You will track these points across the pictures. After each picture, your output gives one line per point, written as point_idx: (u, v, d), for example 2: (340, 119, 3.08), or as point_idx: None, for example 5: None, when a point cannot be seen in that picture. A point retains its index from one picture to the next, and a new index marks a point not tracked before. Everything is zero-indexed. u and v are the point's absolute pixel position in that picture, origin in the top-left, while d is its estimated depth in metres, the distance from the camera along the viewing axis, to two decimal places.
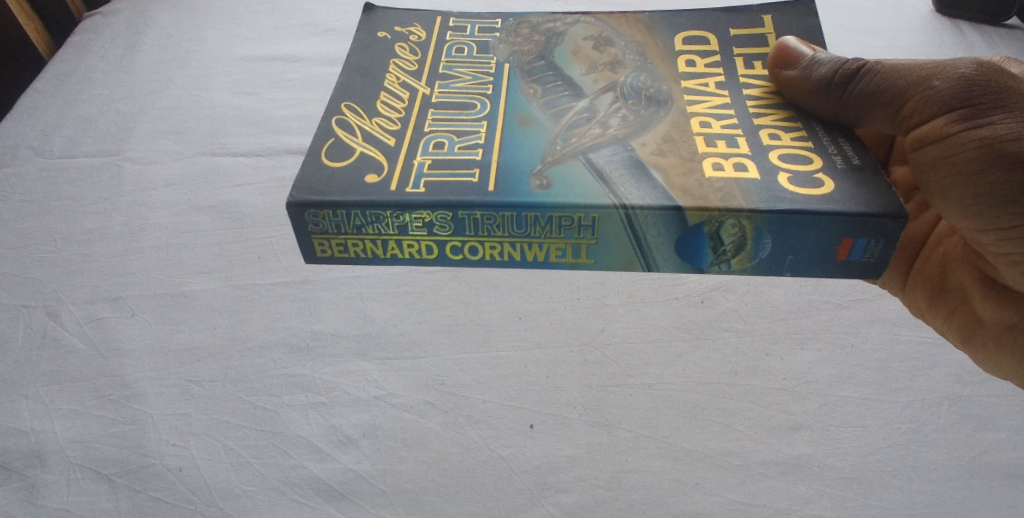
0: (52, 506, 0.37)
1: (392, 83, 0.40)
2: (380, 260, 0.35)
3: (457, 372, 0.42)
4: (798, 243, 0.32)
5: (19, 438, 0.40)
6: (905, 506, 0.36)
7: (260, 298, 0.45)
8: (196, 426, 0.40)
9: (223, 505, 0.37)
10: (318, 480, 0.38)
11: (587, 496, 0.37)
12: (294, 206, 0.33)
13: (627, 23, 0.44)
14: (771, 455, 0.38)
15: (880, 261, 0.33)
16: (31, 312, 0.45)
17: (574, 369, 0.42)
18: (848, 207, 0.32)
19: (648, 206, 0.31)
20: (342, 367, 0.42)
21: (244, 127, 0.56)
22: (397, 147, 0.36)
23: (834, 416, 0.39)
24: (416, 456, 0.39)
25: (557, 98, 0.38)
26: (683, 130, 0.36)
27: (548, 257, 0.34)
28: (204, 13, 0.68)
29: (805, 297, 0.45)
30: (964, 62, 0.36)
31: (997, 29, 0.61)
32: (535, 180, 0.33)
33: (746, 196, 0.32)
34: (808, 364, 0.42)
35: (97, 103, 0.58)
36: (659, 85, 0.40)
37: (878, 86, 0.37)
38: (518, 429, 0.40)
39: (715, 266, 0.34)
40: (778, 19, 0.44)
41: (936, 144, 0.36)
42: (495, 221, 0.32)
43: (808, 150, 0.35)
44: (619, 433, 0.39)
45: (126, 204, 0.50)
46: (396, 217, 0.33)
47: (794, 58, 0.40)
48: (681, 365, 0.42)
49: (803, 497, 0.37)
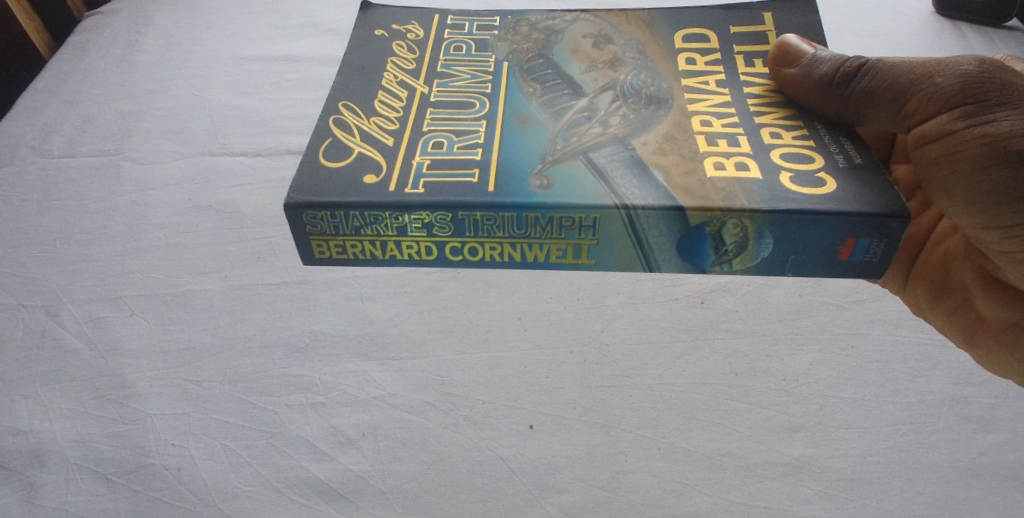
0: (52, 506, 0.37)
1: (390, 82, 0.40)
2: (379, 261, 0.35)
3: (457, 372, 0.42)
4: (800, 243, 0.32)
5: (18, 437, 0.40)
6: (905, 508, 0.36)
7: (260, 298, 0.45)
8: (195, 426, 0.40)
9: (223, 505, 0.37)
10: (317, 481, 0.38)
11: (587, 497, 0.37)
12: (292, 207, 0.32)
13: (626, 20, 0.44)
14: (772, 456, 0.38)
15: (883, 261, 0.33)
16: (30, 311, 0.45)
17: (574, 370, 0.42)
18: (850, 208, 0.31)
19: (649, 206, 0.31)
20: (342, 368, 0.42)
21: (244, 127, 0.56)
22: (396, 147, 0.35)
23: (834, 417, 0.39)
24: (416, 456, 0.39)
25: (557, 97, 0.38)
26: (684, 129, 0.36)
27: (549, 257, 0.34)
28: (204, 13, 0.67)
29: (806, 297, 0.45)
30: (967, 59, 0.35)
31: (997, 31, 0.61)
32: (535, 181, 0.33)
33: (748, 196, 0.32)
34: (809, 366, 0.42)
35: (96, 103, 0.58)
36: (659, 84, 0.39)
37: (879, 85, 0.37)
38: (518, 430, 0.39)
39: (717, 266, 0.34)
40: (779, 15, 0.44)
41: (938, 141, 0.35)
42: (495, 222, 0.32)
43: (810, 149, 0.35)
44: (618, 434, 0.39)
45: (126, 204, 0.50)
46: (395, 217, 0.33)
47: (795, 57, 0.39)
48: (681, 366, 0.42)
49: (804, 498, 0.37)
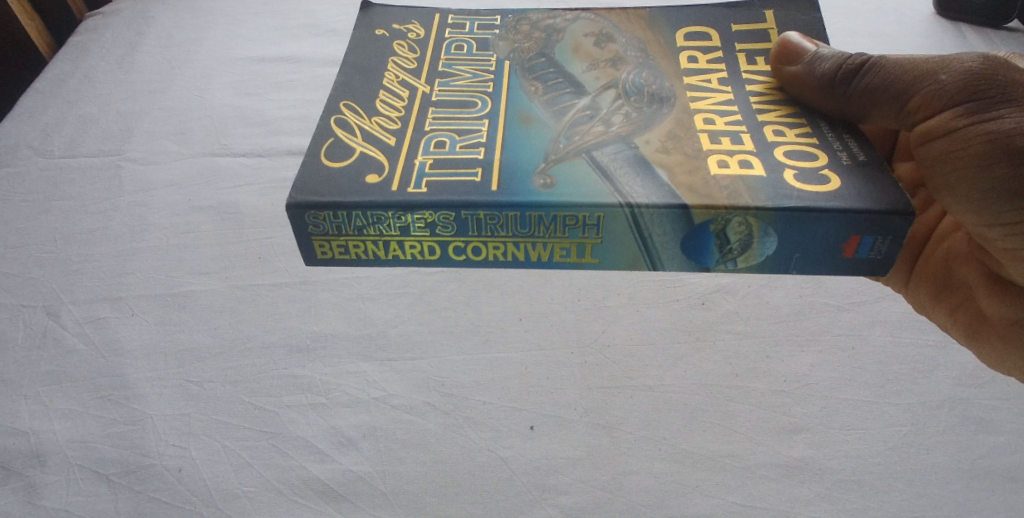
0: (51, 506, 0.37)
1: (391, 81, 0.40)
2: (381, 261, 0.35)
3: (457, 373, 0.42)
4: (804, 241, 0.32)
5: (18, 438, 0.39)
6: (906, 509, 0.36)
7: (261, 298, 0.45)
8: (196, 426, 0.40)
9: (223, 506, 0.37)
10: (317, 481, 0.38)
11: (587, 499, 0.37)
12: (294, 207, 0.32)
13: (627, 19, 0.44)
14: (772, 457, 0.38)
15: (887, 259, 0.33)
16: (31, 311, 0.45)
17: (574, 371, 0.42)
18: (855, 205, 0.31)
19: (654, 205, 0.31)
20: (342, 368, 0.42)
21: (244, 128, 0.56)
22: (397, 146, 0.35)
23: (835, 418, 0.39)
24: (416, 457, 0.38)
25: (559, 96, 0.38)
26: (687, 127, 0.36)
27: (552, 256, 0.34)
28: (205, 13, 0.67)
29: (806, 297, 0.45)
30: (971, 56, 0.36)
31: (998, 32, 0.61)
32: (538, 180, 0.32)
33: (753, 194, 0.32)
34: (809, 366, 0.41)
35: (97, 103, 0.58)
36: (661, 83, 0.39)
37: (882, 81, 0.37)
38: (518, 431, 0.39)
39: (721, 265, 0.33)
40: (780, 13, 0.44)
41: (942, 138, 0.35)
42: (499, 222, 0.32)
43: (814, 147, 0.35)
44: (619, 435, 0.39)
45: (126, 205, 0.50)
46: (398, 217, 0.32)
47: (797, 54, 0.39)
48: (682, 367, 0.42)
49: (805, 499, 0.36)
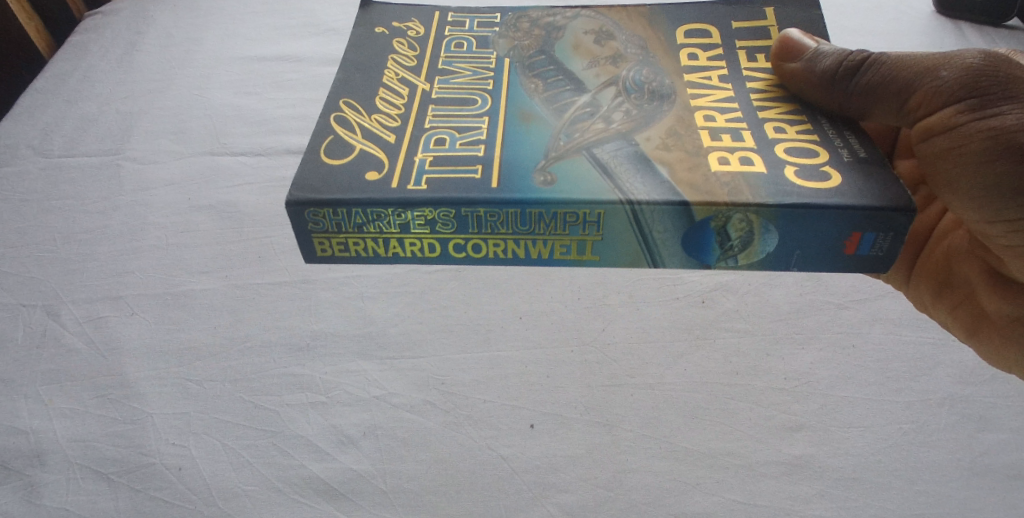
0: (51, 506, 0.37)
1: (391, 79, 0.40)
2: (381, 259, 0.35)
3: (456, 371, 0.42)
4: (805, 238, 0.32)
5: (18, 437, 0.39)
6: (906, 507, 0.36)
7: (260, 298, 0.45)
8: (196, 425, 0.40)
9: (223, 505, 0.37)
10: (316, 480, 0.38)
11: (587, 497, 0.37)
12: (294, 204, 0.32)
13: (628, 16, 0.43)
14: (773, 455, 0.38)
15: (888, 255, 0.32)
16: (30, 311, 0.44)
17: (574, 369, 0.42)
18: (855, 201, 0.31)
19: (654, 201, 0.31)
20: (342, 367, 0.42)
21: (244, 127, 0.56)
22: (397, 144, 0.35)
23: (835, 416, 0.39)
24: (416, 456, 0.38)
25: (560, 93, 0.38)
26: (687, 124, 0.36)
27: (552, 254, 0.34)
28: (205, 13, 0.67)
29: (807, 295, 0.45)
30: (972, 53, 0.35)
31: (999, 30, 0.61)
32: (538, 176, 0.32)
33: (753, 191, 0.32)
34: (809, 364, 0.41)
35: (97, 103, 0.58)
36: (662, 80, 0.39)
37: (883, 78, 0.37)
38: (518, 429, 0.39)
39: (722, 262, 0.33)
40: (780, 10, 0.44)
41: (943, 134, 0.35)
42: (499, 219, 0.32)
43: (814, 144, 0.35)
44: (619, 433, 0.39)
45: (126, 204, 0.50)
46: (398, 214, 0.32)
47: (798, 51, 0.39)
48: (682, 365, 0.42)
49: (805, 497, 0.36)
